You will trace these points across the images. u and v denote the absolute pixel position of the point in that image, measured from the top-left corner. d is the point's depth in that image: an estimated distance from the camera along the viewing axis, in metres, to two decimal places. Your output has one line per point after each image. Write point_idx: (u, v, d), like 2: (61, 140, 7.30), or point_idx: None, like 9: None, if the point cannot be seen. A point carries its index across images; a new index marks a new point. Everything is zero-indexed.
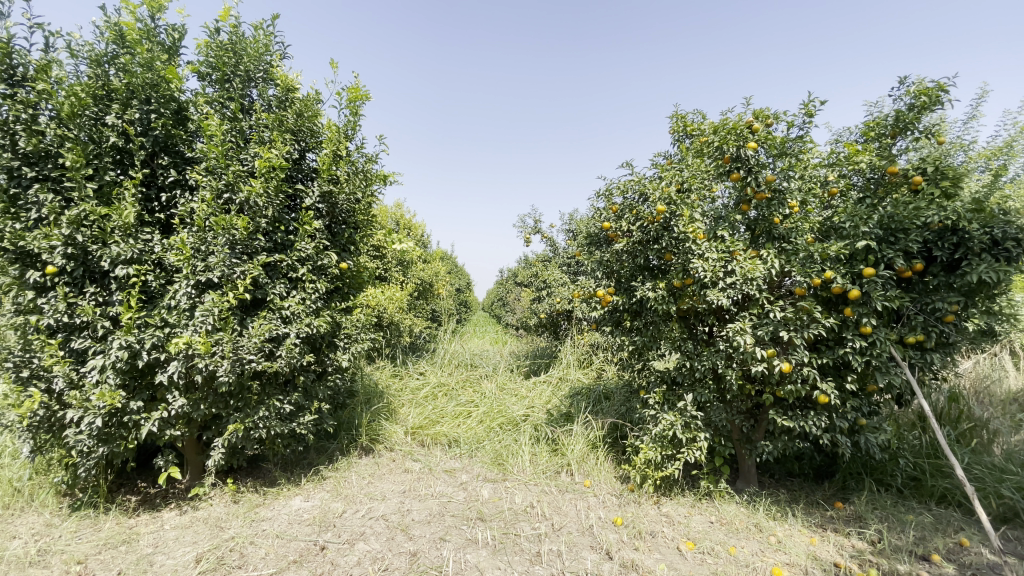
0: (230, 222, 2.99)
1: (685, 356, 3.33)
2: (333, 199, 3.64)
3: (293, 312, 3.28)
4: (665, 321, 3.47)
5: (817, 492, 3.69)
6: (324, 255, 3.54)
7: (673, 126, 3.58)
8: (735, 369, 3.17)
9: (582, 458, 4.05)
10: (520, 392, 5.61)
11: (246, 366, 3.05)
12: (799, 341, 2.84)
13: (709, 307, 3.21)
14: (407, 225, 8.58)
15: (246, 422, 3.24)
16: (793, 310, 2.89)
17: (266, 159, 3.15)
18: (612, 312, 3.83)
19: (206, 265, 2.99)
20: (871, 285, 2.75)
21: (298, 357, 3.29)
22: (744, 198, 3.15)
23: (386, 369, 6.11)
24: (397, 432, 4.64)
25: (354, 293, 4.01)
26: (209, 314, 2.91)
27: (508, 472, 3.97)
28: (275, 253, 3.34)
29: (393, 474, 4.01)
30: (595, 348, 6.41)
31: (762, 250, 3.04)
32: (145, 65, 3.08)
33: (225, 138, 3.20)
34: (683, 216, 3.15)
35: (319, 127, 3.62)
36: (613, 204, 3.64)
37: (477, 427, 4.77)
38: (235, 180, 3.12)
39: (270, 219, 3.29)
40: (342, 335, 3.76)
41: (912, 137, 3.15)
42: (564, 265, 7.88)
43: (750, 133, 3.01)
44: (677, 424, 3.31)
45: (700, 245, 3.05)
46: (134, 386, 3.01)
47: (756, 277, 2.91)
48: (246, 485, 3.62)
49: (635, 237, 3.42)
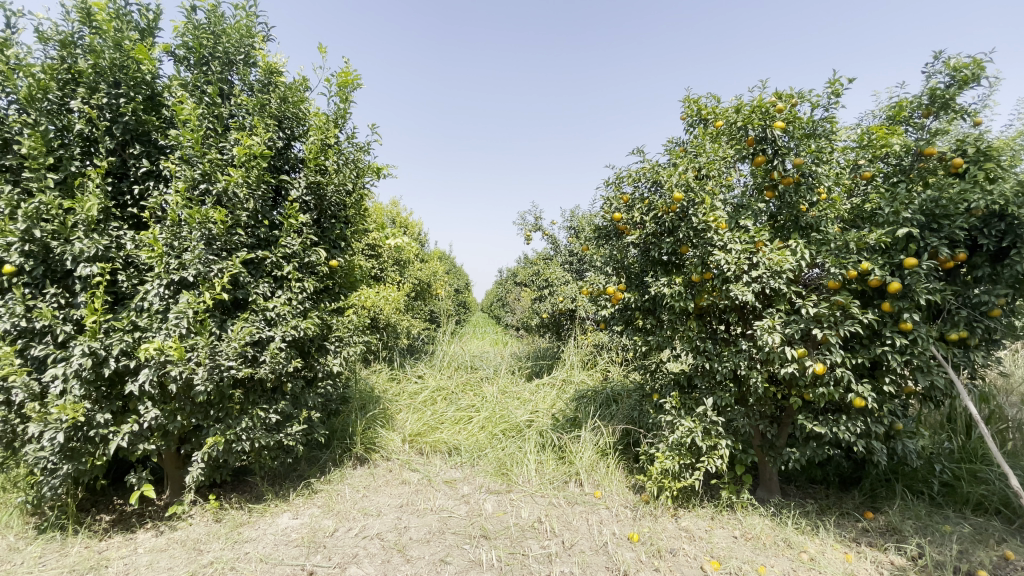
0: (205, 215, 2.72)
1: (705, 358, 3.07)
2: (322, 190, 3.37)
3: (278, 313, 3.00)
4: (682, 319, 3.20)
5: (845, 501, 3.43)
6: (312, 252, 3.26)
7: (686, 110, 3.34)
8: (760, 372, 2.91)
9: (592, 466, 3.79)
10: (523, 395, 5.35)
11: (224, 373, 2.77)
12: (833, 340, 2.58)
13: (731, 304, 2.96)
14: (403, 223, 8.31)
15: (227, 433, 2.96)
16: (827, 306, 2.62)
17: (246, 145, 2.88)
18: (623, 310, 3.57)
19: (180, 263, 2.72)
20: (913, 277, 2.50)
21: (283, 363, 3.03)
22: (768, 184, 2.90)
23: (383, 373, 5.86)
24: (394, 439, 4.38)
25: (345, 293, 3.75)
26: (183, 316, 2.63)
27: (512, 483, 3.70)
28: (258, 249, 3.07)
29: (390, 486, 3.74)
30: (599, 348, 6.16)
31: (789, 241, 2.77)
32: (113, 45, 2.82)
33: (201, 124, 2.94)
34: (703, 204, 2.88)
35: (304, 113, 3.33)
36: (624, 194, 3.40)
37: (478, 433, 4.51)
38: (212, 169, 2.84)
39: (251, 212, 3.01)
40: (333, 337, 3.51)
41: (947, 118, 2.95)
42: (566, 262, 7.61)
43: (776, 112, 2.75)
44: (696, 431, 3.06)
45: (721, 236, 2.79)
46: (102, 397, 2.72)
47: (786, 270, 2.65)
48: (230, 501, 3.35)
49: (649, 229, 3.16)
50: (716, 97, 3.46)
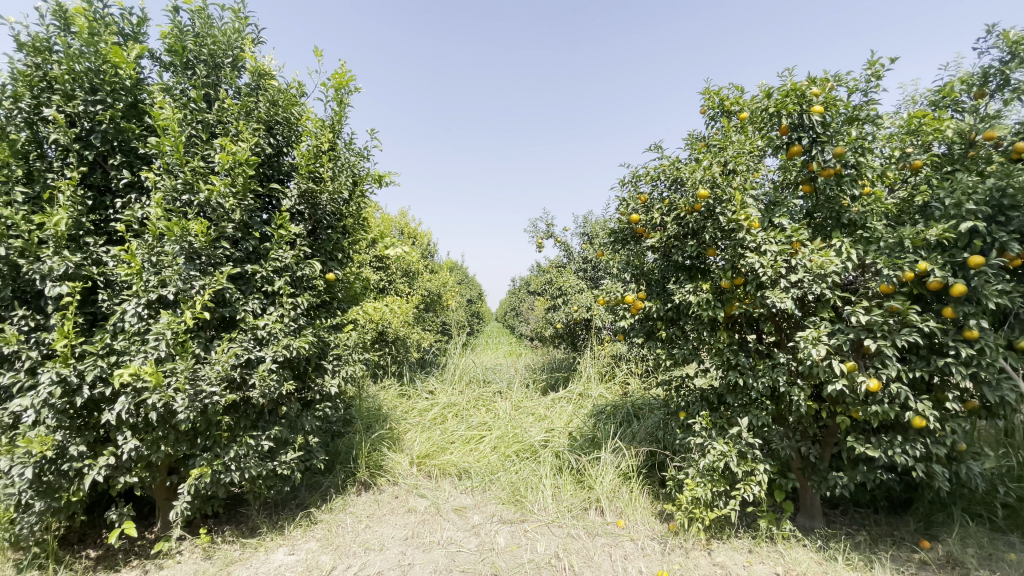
0: (184, 227, 2.50)
1: (738, 373, 2.75)
2: (315, 199, 3.14)
3: (269, 332, 2.77)
4: (709, 329, 2.89)
5: (898, 529, 3.06)
6: (306, 265, 3.02)
7: (707, 102, 3.07)
8: (802, 388, 2.59)
9: (614, 491, 3.48)
10: (537, 411, 5.05)
11: (207, 401, 2.53)
12: (889, 351, 2.25)
13: (766, 313, 2.64)
14: (412, 234, 8.12)
15: (215, 464, 2.72)
16: (880, 313, 2.29)
17: (230, 151, 2.66)
18: (644, 321, 3.27)
19: (160, 280, 2.51)
20: (981, 278, 2.16)
21: (274, 386, 2.79)
22: (804, 177, 2.59)
23: (391, 390, 5.61)
24: (401, 462, 4.12)
25: (344, 307, 3.52)
26: (162, 338, 2.41)
27: (527, 512, 3.40)
28: (247, 264, 2.85)
29: (395, 515, 3.47)
30: (617, 359, 5.84)
31: (832, 240, 2.45)
32: (88, 48, 2.65)
33: (183, 131, 2.74)
34: (732, 202, 2.59)
35: (296, 117, 3.12)
36: (641, 194, 3.13)
37: (490, 454, 4.22)
38: (194, 178, 2.64)
39: (238, 223, 2.80)
40: (331, 355, 3.29)
41: (1005, 98, 2.61)
42: (579, 269, 7.32)
43: (813, 95, 2.44)
44: (730, 455, 2.73)
45: (754, 236, 2.49)
46: (77, 427, 2.51)
47: (831, 274, 2.33)
48: (223, 534, 3.11)
49: (671, 231, 2.88)
50: (740, 87, 3.18)
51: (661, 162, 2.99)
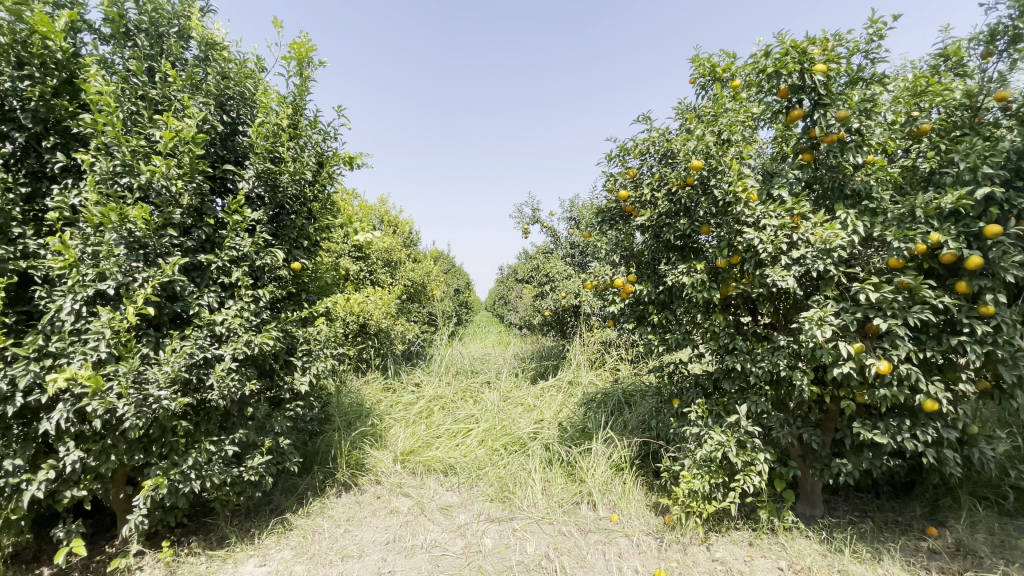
0: (122, 213, 2.24)
1: (735, 359, 2.58)
2: (275, 180, 2.86)
3: (227, 328, 2.54)
4: (704, 312, 2.71)
5: (903, 516, 2.93)
6: (267, 253, 2.77)
7: (698, 69, 2.87)
8: (804, 372, 2.42)
9: (606, 484, 3.31)
10: (525, 401, 4.87)
11: (157, 406, 2.28)
12: (901, 331, 2.07)
13: (765, 293, 2.46)
14: (393, 222, 7.83)
15: (172, 473, 2.48)
16: (890, 289, 2.11)
17: (173, 128, 2.38)
18: (634, 305, 3.08)
19: (98, 273, 2.25)
20: (999, 250, 1.99)
21: (234, 387, 2.55)
22: (803, 145, 2.37)
23: (375, 384, 5.40)
24: (384, 460, 3.91)
25: (314, 299, 3.29)
26: (102, 338, 2.17)
27: (516, 509, 3.23)
28: (202, 253, 2.60)
29: (377, 517, 3.27)
30: (607, 346, 5.69)
31: (836, 213, 2.26)
32: (11, 16, 2.34)
33: (123, 108, 2.46)
34: (727, 172, 2.38)
35: (252, 93, 2.84)
36: (629, 168, 2.91)
37: (477, 449, 4.03)
38: (134, 159, 2.35)
39: (188, 209, 2.53)
40: (300, 351, 3.05)
41: (1014, 57, 2.42)
42: (567, 255, 7.10)
43: (816, 53, 2.19)
44: (729, 445, 2.57)
45: (753, 209, 2.30)
46: (12, 438, 2.26)
47: (837, 249, 2.14)
48: (189, 545, 2.89)
49: (662, 208, 2.67)
50: (731, 53, 2.98)
51: (650, 134, 2.78)
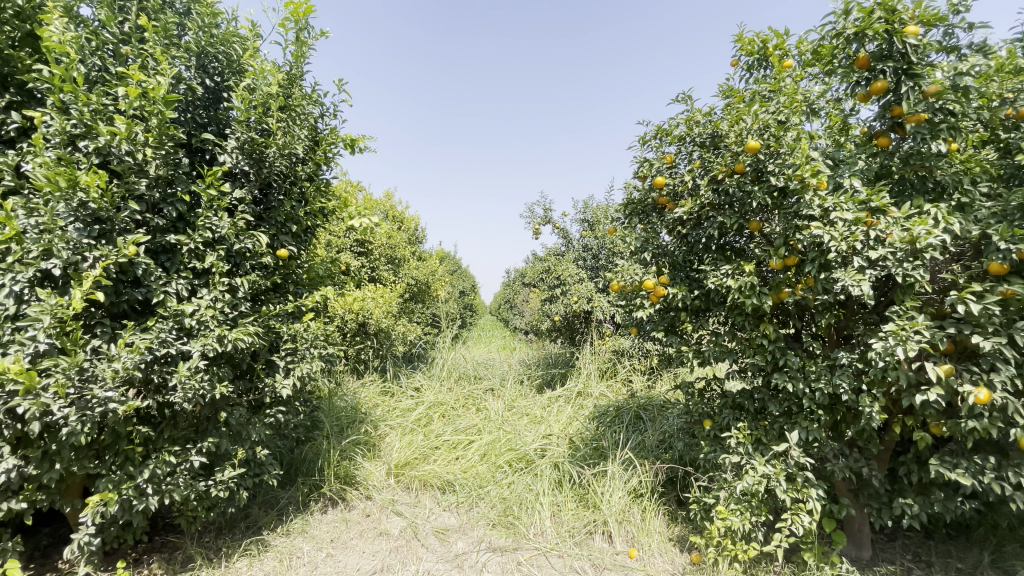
0: (73, 178, 1.89)
1: (785, 377, 2.20)
2: (263, 156, 2.53)
3: (198, 320, 2.19)
4: (749, 322, 2.33)
5: (969, 566, 2.53)
6: (250, 236, 2.43)
7: (746, 47, 2.53)
8: (872, 397, 2.04)
9: (624, 513, 2.92)
10: (533, 412, 4.49)
11: (106, 409, 1.94)
12: (1006, 352, 1.70)
13: (827, 302, 2.09)
14: (398, 217, 7.49)
15: (125, 488, 2.13)
16: (993, 301, 1.73)
17: (139, 83, 2.03)
18: (664, 311, 2.70)
19: (43, 250, 1.90)
20: None
21: (204, 389, 2.20)
22: (879, 129, 2.01)
23: (373, 387, 5.04)
24: (376, 473, 3.54)
25: (303, 292, 2.94)
26: (41, 327, 1.82)
27: (521, 537, 2.85)
28: (172, 233, 2.26)
29: (364, 539, 2.90)
30: (620, 355, 5.30)
31: (921, 208, 1.88)
32: None
33: (87, 61, 2.12)
34: (789, 158, 2.02)
35: (241, 55, 2.50)
36: (667, 154, 2.55)
37: (479, 463, 3.65)
38: (94, 119, 2.02)
39: (157, 181, 2.19)
40: (284, 350, 2.71)
41: None
42: (579, 258, 6.59)
43: (907, 13, 1.82)
44: (776, 478, 2.18)
45: (821, 200, 1.93)
46: None
47: (927, 249, 1.77)
48: (148, 567, 2.53)
49: (704, 199, 2.30)
50: (783, 30, 2.63)
51: (691, 115, 2.43)
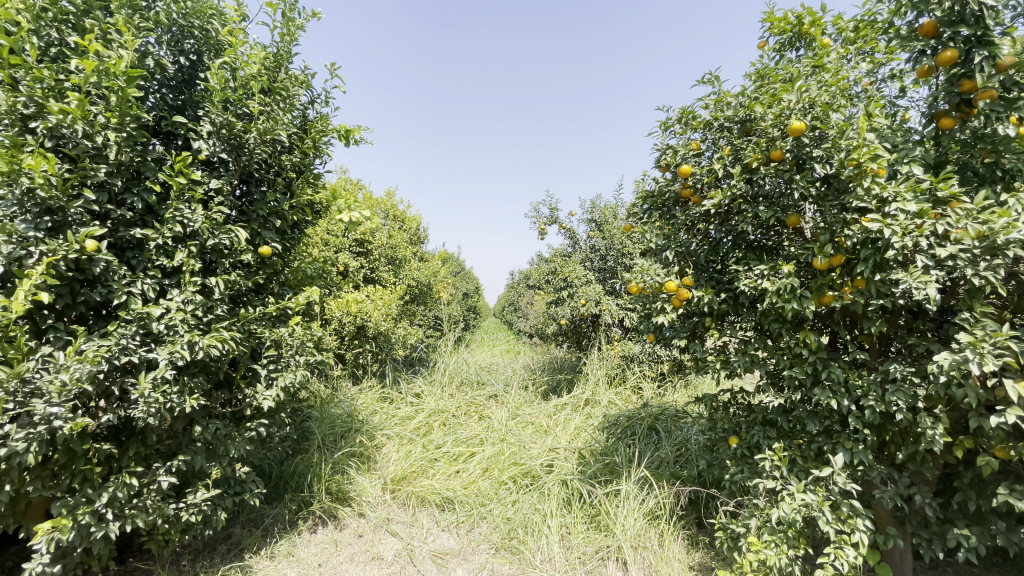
0: (17, 161, 1.65)
1: (828, 393, 1.94)
2: (242, 142, 2.29)
3: (166, 324, 1.95)
4: (785, 329, 2.07)
5: None
6: (227, 231, 2.19)
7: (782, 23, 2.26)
8: (932, 417, 1.77)
9: (640, 538, 2.65)
10: (539, 421, 4.22)
11: (55, 426, 1.69)
12: None
13: (879, 307, 1.82)
14: (399, 216, 7.24)
15: (80, 513, 1.89)
16: None
17: (96, 54, 1.80)
18: (686, 316, 2.44)
19: None
20: None
21: (172, 402, 1.96)
22: (943, 108, 1.75)
23: (370, 394, 4.79)
24: (370, 488, 3.29)
25: (288, 293, 2.69)
26: None
27: (526, 565, 2.60)
28: (138, 227, 2.02)
29: (354, 565, 2.64)
30: (630, 361, 5.01)
31: (996, 197, 1.62)
32: None
33: (42, 32, 1.88)
34: (837, 142, 1.76)
35: (219, 31, 2.26)
36: (691, 141, 2.29)
37: (481, 478, 3.39)
38: (46, 96, 1.78)
39: (121, 168, 1.95)
40: (266, 357, 2.46)
41: None
42: (586, 259, 6.30)
43: None
44: (818, 507, 1.92)
45: (876, 189, 1.67)
46: None
47: (1008, 246, 1.50)
48: None
49: (735, 190, 2.04)
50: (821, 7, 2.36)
51: (719, 97, 2.17)
